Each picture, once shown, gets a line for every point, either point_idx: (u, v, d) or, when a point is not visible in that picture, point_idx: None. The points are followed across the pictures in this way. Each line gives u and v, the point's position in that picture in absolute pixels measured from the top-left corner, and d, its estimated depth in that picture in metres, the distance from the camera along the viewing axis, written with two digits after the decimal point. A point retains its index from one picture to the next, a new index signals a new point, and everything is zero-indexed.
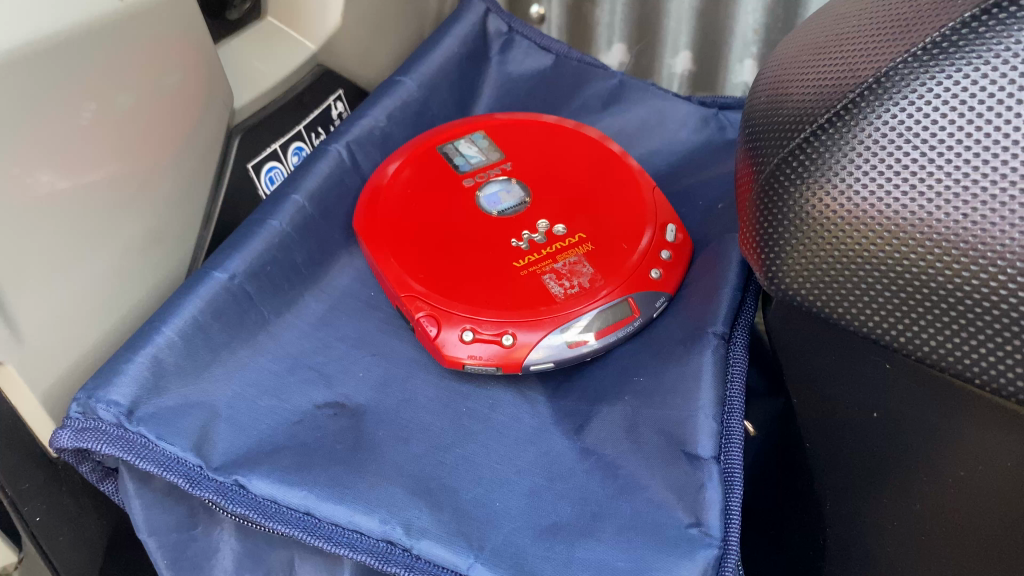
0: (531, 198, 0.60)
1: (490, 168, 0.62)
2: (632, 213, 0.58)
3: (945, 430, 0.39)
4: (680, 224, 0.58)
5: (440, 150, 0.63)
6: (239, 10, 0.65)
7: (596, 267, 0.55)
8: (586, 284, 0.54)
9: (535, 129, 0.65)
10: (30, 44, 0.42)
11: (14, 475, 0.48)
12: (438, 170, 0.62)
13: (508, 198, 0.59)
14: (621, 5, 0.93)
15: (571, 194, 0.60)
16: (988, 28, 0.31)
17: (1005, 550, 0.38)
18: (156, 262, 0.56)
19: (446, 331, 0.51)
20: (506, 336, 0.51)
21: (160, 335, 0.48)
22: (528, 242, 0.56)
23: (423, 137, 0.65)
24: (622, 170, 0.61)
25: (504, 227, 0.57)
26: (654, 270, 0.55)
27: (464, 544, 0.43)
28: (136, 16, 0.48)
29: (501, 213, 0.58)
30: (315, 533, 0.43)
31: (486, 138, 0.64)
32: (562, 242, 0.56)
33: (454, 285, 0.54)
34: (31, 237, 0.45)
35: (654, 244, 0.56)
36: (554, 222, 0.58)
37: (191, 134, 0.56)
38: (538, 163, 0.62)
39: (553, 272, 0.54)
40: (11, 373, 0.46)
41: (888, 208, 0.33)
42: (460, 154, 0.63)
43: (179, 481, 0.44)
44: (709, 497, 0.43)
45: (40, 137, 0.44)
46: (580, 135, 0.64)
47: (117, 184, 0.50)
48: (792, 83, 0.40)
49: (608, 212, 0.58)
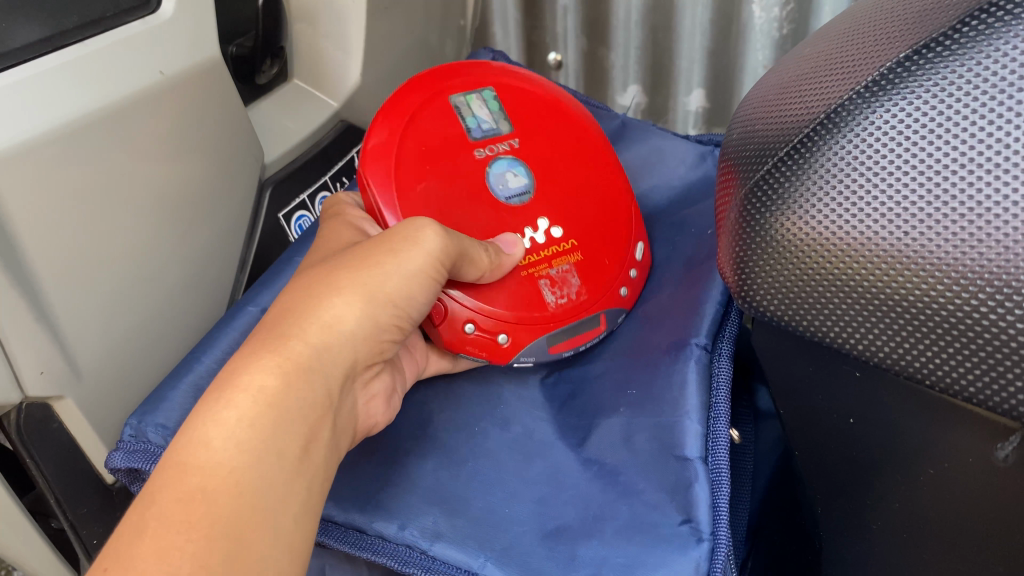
0: (533, 189, 0.60)
1: (501, 141, 0.61)
2: (614, 221, 0.62)
3: (917, 436, 0.42)
4: (646, 245, 0.63)
5: (451, 100, 0.62)
6: (267, 75, 0.71)
7: (583, 281, 0.59)
8: (573, 297, 0.59)
9: (541, 101, 0.65)
10: (73, 120, 0.47)
11: (74, 498, 0.54)
12: (449, 127, 0.60)
13: (514, 185, 0.59)
14: (634, 49, 0.98)
15: (566, 187, 0.61)
16: (918, 67, 0.33)
17: (975, 539, 0.41)
18: (197, 303, 0.61)
19: (456, 314, 0.55)
20: (501, 335, 0.56)
21: (201, 363, 0.55)
22: (530, 240, 0.58)
23: (431, 82, 0.62)
24: (607, 166, 0.64)
25: (507, 217, 0.58)
26: (623, 288, 0.61)
27: (476, 547, 0.48)
28: (175, 86, 0.54)
29: (506, 199, 0.59)
30: (344, 540, 0.50)
31: (496, 101, 0.63)
32: (558, 245, 0.59)
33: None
34: (90, 283, 0.51)
35: (625, 263, 0.61)
36: (553, 224, 0.59)
37: (228, 189, 0.62)
38: (544, 145, 0.63)
39: (548, 278, 0.58)
40: (68, 405, 0.51)
41: (844, 233, 0.35)
42: (472, 111, 0.62)
43: (142, 463, 0.50)
44: (697, 496, 0.47)
45: (88, 199, 0.49)
46: (577, 118, 0.66)
47: (162, 235, 0.56)
48: (759, 122, 0.41)
49: (595, 209, 0.61)
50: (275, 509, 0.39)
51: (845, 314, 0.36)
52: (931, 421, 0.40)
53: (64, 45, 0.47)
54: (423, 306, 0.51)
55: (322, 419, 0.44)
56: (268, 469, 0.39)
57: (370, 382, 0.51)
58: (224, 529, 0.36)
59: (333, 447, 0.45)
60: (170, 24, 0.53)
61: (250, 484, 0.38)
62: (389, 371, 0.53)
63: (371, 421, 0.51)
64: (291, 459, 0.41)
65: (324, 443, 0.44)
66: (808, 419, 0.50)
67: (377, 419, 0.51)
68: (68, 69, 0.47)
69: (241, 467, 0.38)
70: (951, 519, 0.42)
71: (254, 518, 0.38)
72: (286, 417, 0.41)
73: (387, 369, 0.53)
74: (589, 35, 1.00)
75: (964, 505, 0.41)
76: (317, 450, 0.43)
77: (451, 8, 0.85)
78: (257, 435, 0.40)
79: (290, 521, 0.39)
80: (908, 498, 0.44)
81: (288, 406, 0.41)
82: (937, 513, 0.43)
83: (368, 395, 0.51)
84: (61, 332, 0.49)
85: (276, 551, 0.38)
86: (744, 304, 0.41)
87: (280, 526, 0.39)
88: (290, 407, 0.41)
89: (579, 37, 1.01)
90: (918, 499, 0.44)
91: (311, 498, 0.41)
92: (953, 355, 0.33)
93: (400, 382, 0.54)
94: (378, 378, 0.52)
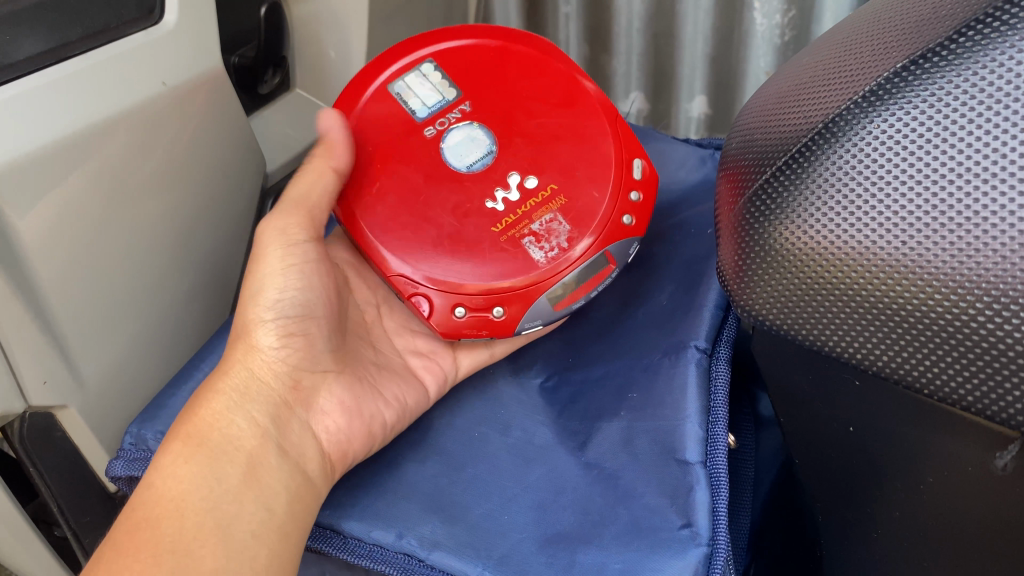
0: (496, 144, 0.60)
1: (450, 112, 0.61)
2: (594, 148, 0.60)
3: (917, 445, 0.42)
4: (645, 156, 0.61)
5: (389, 91, 0.61)
6: (269, 85, 0.71)
7: (571, 224, 0.58)
8: (564, 245, 0.58)
9: (487, 52, 0.62)
10: (76, 131, 0.47)
11: (77, 506, 0.54)
12: (396, 119, 0.61)
13: (473, 153, 0.59)
14: (636, 56, 0.99)
15: (535, 133, 0.60)
16: (915, 77, 0.33)
17: (973, 550, 0.41)
18: (200, 311, 0.62)
19: (437, 307, 0.57)
20: (495, 309, 0.57)
21: (200, 371, 0.56)
22: (503, 202, 0.58)
23: (370, 70, 0.62)
24: (583, 95, 0.61)
25: (474, 187, 0.59)
26: (626, 215, 0.59)
27: (474, 554, 0.48)
28: (179, 96, 0.54)
29: (469, 169, 0.59)
30: (344, 549, 0.50)
31: (436, 69, 0.62)
32: (535, 198, 0.58)
33: (432, 259, 0.57)
34: (93, 293, 0.51)
35: (622, 187, 0.59)
36: (526, 176, 0.59)
37: (231, 198, 0.63)
38: (497, 97, 0.61)
39: (531, 234, 0.58)
40: (72, 414, 0.51)
41: (842, 242, 0.35)
42: (411, 92, 0.61)
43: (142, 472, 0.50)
44: (696, 500, 0.47)
45: (90, 209, 0.49)
46: (533, 49, 0.62)
47: (165, 244, 0.56)
48: (757, 131, 0.41)
49: (570, 147, 0.60)
50: (225, 526, 0.46)
51: (841, 324, 0.36)
52: (929, 428, 0.41)
53: (67, 57, 0.48)
54: (297, 296, 0.56)
55: (262, 448, 0.50)
56: (212, 494, 0.46)
57: (318, 403, 0.55)
58: (168, 547, 0.43)
59: (288, 466, 0.50)
60: (172, 34, 0.54)
61: (196, 508, 0.46)
62: (340, 382, 0.57)
63: (334, 440, 0.54)
64: (233, 483, 0.48)
65: (273, 466, 0.50)
66: (809, 427, 0.51)
67: (340, 440, 0.54)
68: (71, 80, 0.47)
69: (180, 495, 0.46)
70: (950, 527, 0.42)
71: (202, 534, 0.45)
72: (217, 455, 0.48)
73: (340, 380, 0.57)
74: (590, 42, 1.01)
75: (962, 513, 0.41)
76: (266, 472, 0.49)
77: (452, 17, 0.86)
78: (192, 471, 0.47)
79: (244, 535, 0.46)
80: (908, 508, 0.44)
81: (216, 443, 0.49)
82: (936, 522, 0.43)
83: (314, 413, 0.55)
84: (66, 341, 0.50)
85: (226, 564, 0.44)
86: (740, 313, 0.41)
87: (236, 538, 0.45)
88: (220, 444, 0.49)
89: (581, 44, 1.02)
90: (918, 508, 0.44)
91: (266, 516, 0.47)
92: (949, 366, 0.33)
93: (374, 397, 0.58)
94: (327, 394, 0.56)
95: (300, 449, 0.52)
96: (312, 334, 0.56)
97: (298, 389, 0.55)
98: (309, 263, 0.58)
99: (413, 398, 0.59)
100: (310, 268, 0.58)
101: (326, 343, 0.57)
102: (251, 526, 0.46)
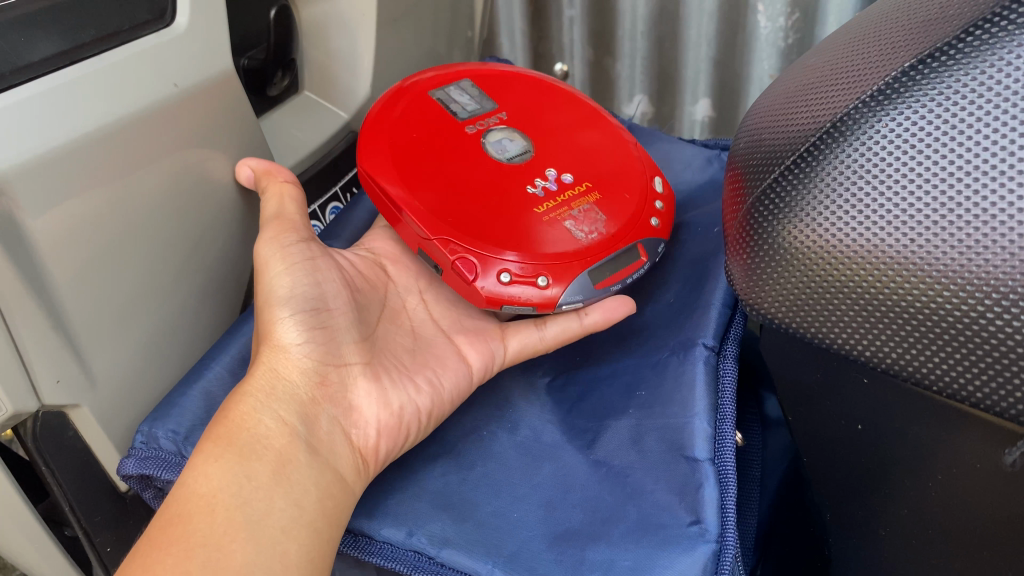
0: (534, 146, 0.64)
1: (489, 117, 0.65)
2: (623, 161, 0.64)
3: (926, 442, 0.42)
4: (664, 178, 0.65)
5: (432, 96, 0.66)
6: (278, 87, 0.72)
7: (608, 215, 0.60)
8: (603, 230, 0.59)
9: (522, 86, 0.70)
10: (88, 132, 0.47)
11: (89, 506, 0.55)
12: (438, 117, 0.65)
13: (514, 149, 0.63)
14: (641, 60, 0.99)
15: (567, 145, 0.65)
16: (923, 76, 0.33)
17: (982, 547, 0.41)
18: (209, 310, 0.62)
19: (484, 271, 0.55)
20: (541, 278, 0.56)
21: (210, 371, 0.57)
22: (543, 188, 0.60)
23: (412, 86, 0.68)
24: (607, 127, 0.67)
25: (518, 174, 0.61)
26: (654, 218, 0.61)
27: (483, 552, 0.48)
28: (190, 97, 0.55)
29: (511, 159, 0.62)
30: (359, 548, 0.50)
31: (476, 89, 0.68)
32: (572, 189, 0.61)
33: (478, 225, 0.57)
34: (104, 292, 0.51)
35: (649, 195, 0.62)
36: (562, 172, 0.62)
37: (241, 198, 0.63)
38: (532, 117, 0.67)
39: (572, 218, 0.59)
40: (84, 413, 0.52)
41: (851, 240, 0.35)
42: (453, 100, 0.66)
43: (152, 471, 0.51)
44: (705, 497, 0.47)
45: (103, 209, 0.50)
46: (560, 92, 0.70)
47: (176, 244, 0.57)
48: (766, 130, 0.42)
49: (600, 157, 0.64)
50: (255, 522, 0.45)
51: (851, 321, 0.36)
52: (942, 427, 0.41)
53: (80, 58, 0.48)
54: (309, 290, 0.56)
55: (291, 445, 0.50)
56: (242, 491, 0.46)
57: (348, 398, 0.55)
58: (201, 542, 0.43)
59: (317, 465, 0.50)
60: (183, 37, 0.54)
61: (227, 505, 0.45)
62: (368, 374, 0.56)
63: (364, 434, 0.54)
64: (264, 480, 0.47)
65: (302, 463, 0.49)
66: (816, 424, 0.51)
67: (371, 434, 0.54)
68: (84, 81, 0.48)
69: (212, 492, 0.45)
70: (959, 524, 0.42)
71: (231, 528, 0.44)
72: (248, 452, 0.48)
73: (366, 373, 0.56)
74: (595, 46, 1.01)
75: (971, 508, 0.41)
76: (294, 469, 0.49)
77: (458, 20, 0.86)
78: (224, 469, 0.47)
79: (274, 531, 0.46)
80: (910, 502, 0.45)
81: (247, 442, 0.49)
82: (944, 518, 0.43)
83: (343, 409, 0.54)
84: (78, 340, 0.50)
85: (255, 560, 0.44)
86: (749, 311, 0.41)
87: (265, 534, 0.45)
88: (250, 442, 0.49)
89: (586, 48, 1.02)
90: (921, 501, 0.44)
91: (297, 513, 0.47)
92: (958, 362, 0.33)
93: (407, 386, 0.57)
94: (355, 388, 0.56)
95: (330, 446, 0.52)
96: (331, 329, 0.56)
97: (325, 385, 0.54)
98: (309, 261, 0.57)
99: (449, 381, 0.58)
100: (311, 265, 0.57)
101: (342, 334, 0.56)
102: (280, 522, 0.46)
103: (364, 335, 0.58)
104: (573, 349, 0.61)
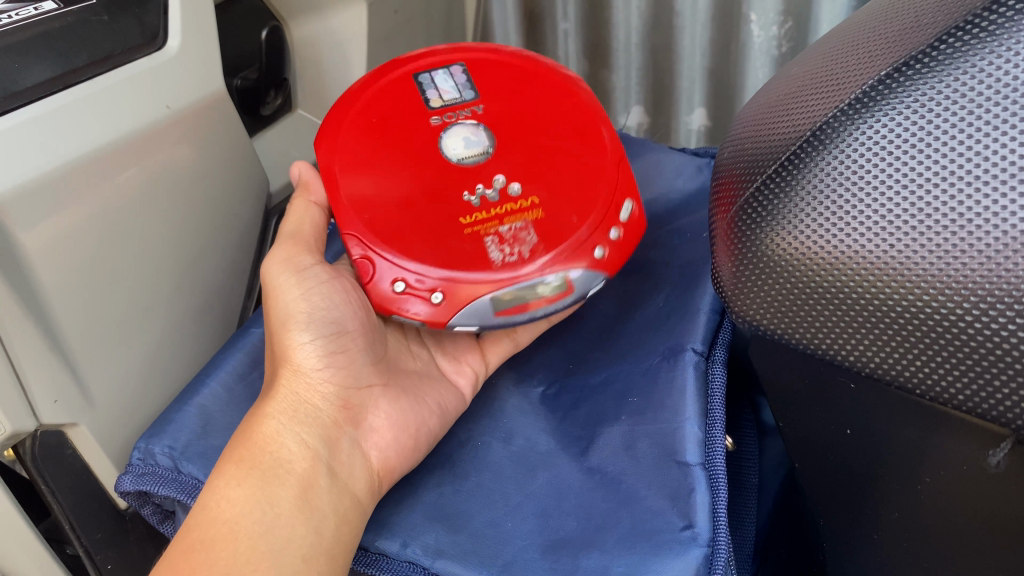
0: (493, 149, 0.60)
1: (461, 109, 0.62)
2: (589, 184, 0.59)
3: (925, 445, 0.41)
4: (637, 203, 0.61)
5: (415, 80, 0.64)
6: (272, 105, 0.73)
7: (541, 236, 0.57)
8: (525, 253, 0.56)
9: (521, 72, 0.66)
10: (79, 156, 0.48)
11: (89, 524, 0.55)
12: (410, 103, 0.62)
13: (469, 147, 0.60)
14: (636, 71, 1.00)
15: (536, 147, 0.61)
16: (899, 85, 0.33)
17: (990, 552, 0.42)
18: (205, 326, 0.63)
19: (381, 278, 0.55)
20: (434, 295, 0.55)
21: (207, 387, 0.57)
22: (479, 198, 0.58)
23: (406, 62, 0.66)
24: (593, 139, 0.62)
25: (455, 178, 0.58)
26: (598, 248, 0.57)
27: (477, 562, 0.48)
28: (180, 119, 0.56)
29: (459, 161, 0.59)
30: (364, 563, 0.51)
31: (465, 72, 0.65)
32: (514, 204, 0.58)
33: (398, 233, 0.56)
34: (100, 311, 0.52)
35: (603, 222, 0.58)
36: (511, 181, 0.59)
37: (234, 215, 0.64)
38: (514, 109, 0.63)
39: (497, 235, 0.56)
40: (83, 432, 0.52)
41: (838, 246, 0.35)
42: (434, 85, 0.64)
43: (149, 487, 0.51)
44: (697, 501, 0.48)
45: (95, 231, 0.50)
46: (559, 82, 0.65)
47: (171, 262, 0.58)
48: (748, 141, 0.42)
49: (567, 172, 0.60)
50: (278, 550, 0.47)
51: (839, 325, 0.36)
52: (923, 433, 0.40)
53: (75, 82, 0.49)
54: (327, 315, 0.56)
55: (313, 470, 0.51)
56: (266, 518, 0.47)
57: (366, 420, 0.57)
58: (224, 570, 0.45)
59: (337, 488, 0.51)
60: (176, 59, 0.55)
61: (251, 532, 0.47)
62: (388, 396, 0.58)
63: (383, 455, 0.55)
64: (288, 506, 0.49)
65: (325, 488, 0.50)
66: (797, 438, 0.51)
67: (389, 454, 0.55)
68: (78, 107, 0.48)
69: (234, 518, 0.47)
70: (956, 524, 0.43)
71: (255, 557, 0.46)
72: (271, 477, 0.49)
73: (386, 395, 0.58)
74: (590, 58, 1.02)
75: (967, 511, 0.41)
76: (317, 494, 0.50)
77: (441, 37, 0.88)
78: (250, 493, 0.48)
79: (296, 560, 0.47)
80: (904, 506, 0.45)
81: (268, 465, 0.50)
82: (941, 519, 0.43)
83: (364, 430, 0.56)
84: (75, 358, 0.51)
85: None
86: (737, 318, 0.41)
87: (286, 564, 0.46)
88: (272, 466, 0.50)
89: (580, 59, 1.03)
90: (916, 503, 0.44)
91: (317, 542, 0.48)
92: (941, 364, 0.33)
93: (418, 408, 0.59)
94: (375, 411, 0.57)
95: (351, 470, 0.53)
96: (349, 352, 0.57)
97: (347, 407, 0.56)
98: (326, 281, 0.57)
99: (454, 402, 0.60)
100: (327, 289, 0.57)
101: (364, 358, 0.58)
102: (301, 552, 0.47)
103: (378, 356, 0.60)
104: (566, 357, 0.62)
